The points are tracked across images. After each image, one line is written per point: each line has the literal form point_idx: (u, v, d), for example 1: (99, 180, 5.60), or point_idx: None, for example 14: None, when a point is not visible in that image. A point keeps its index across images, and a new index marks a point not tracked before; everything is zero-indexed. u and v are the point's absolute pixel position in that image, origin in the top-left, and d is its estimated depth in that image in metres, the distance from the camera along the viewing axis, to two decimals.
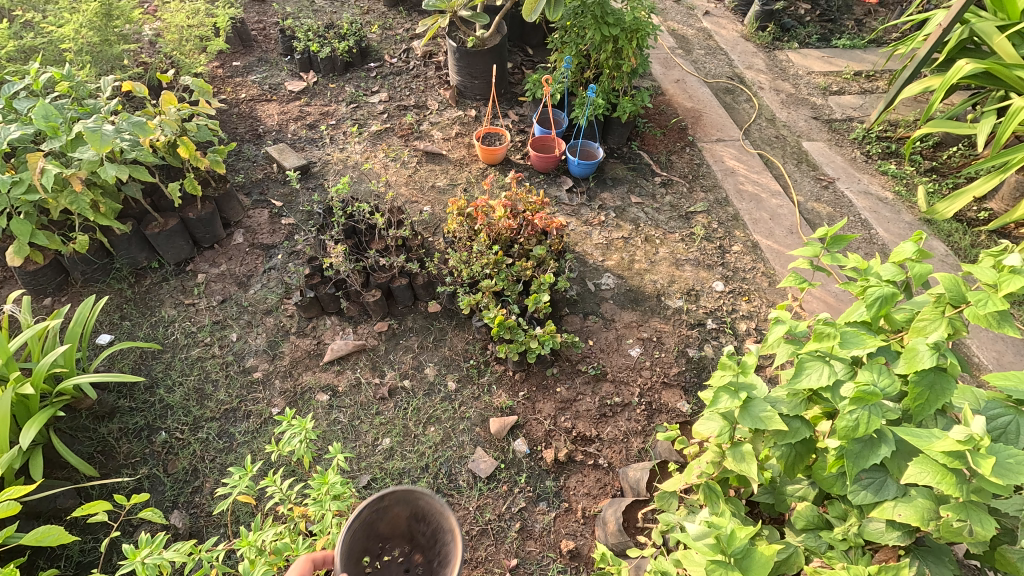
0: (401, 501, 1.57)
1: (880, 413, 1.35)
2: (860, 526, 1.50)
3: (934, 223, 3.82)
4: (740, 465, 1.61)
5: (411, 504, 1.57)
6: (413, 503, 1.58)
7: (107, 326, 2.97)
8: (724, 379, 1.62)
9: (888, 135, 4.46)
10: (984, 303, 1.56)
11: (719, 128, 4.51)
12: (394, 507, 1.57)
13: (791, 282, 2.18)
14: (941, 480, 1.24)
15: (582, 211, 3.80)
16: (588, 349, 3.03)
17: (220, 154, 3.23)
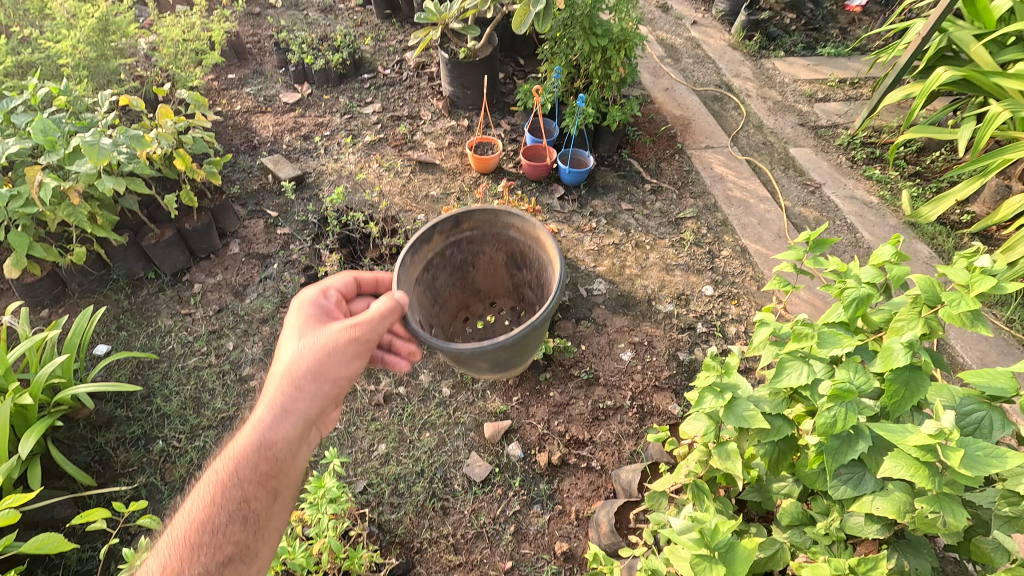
0: (490, 245, 2.38)
1: (856, 410, 1.40)
2: (842, 521, 1.54)
3: (918, 226, 3.90)
4: (725, 463, 1.65)
5: (497, 241, 2.33)
6: (500, 245, 2.35)
7: (104, 336, 3.00)
8: (708, 380, 1.67)
9: (872, 141, 4.55)
10: (958, 303, 1.61)
11: (707, 135, 4.60)
12: (486, 249, 2.40)
13: (775, 285, 2.24)
14: (915, 472, 1.29)
15: (574, 218, 3.86)
16: (581, 354, 3.08)
17: (216, 166, 3.28)
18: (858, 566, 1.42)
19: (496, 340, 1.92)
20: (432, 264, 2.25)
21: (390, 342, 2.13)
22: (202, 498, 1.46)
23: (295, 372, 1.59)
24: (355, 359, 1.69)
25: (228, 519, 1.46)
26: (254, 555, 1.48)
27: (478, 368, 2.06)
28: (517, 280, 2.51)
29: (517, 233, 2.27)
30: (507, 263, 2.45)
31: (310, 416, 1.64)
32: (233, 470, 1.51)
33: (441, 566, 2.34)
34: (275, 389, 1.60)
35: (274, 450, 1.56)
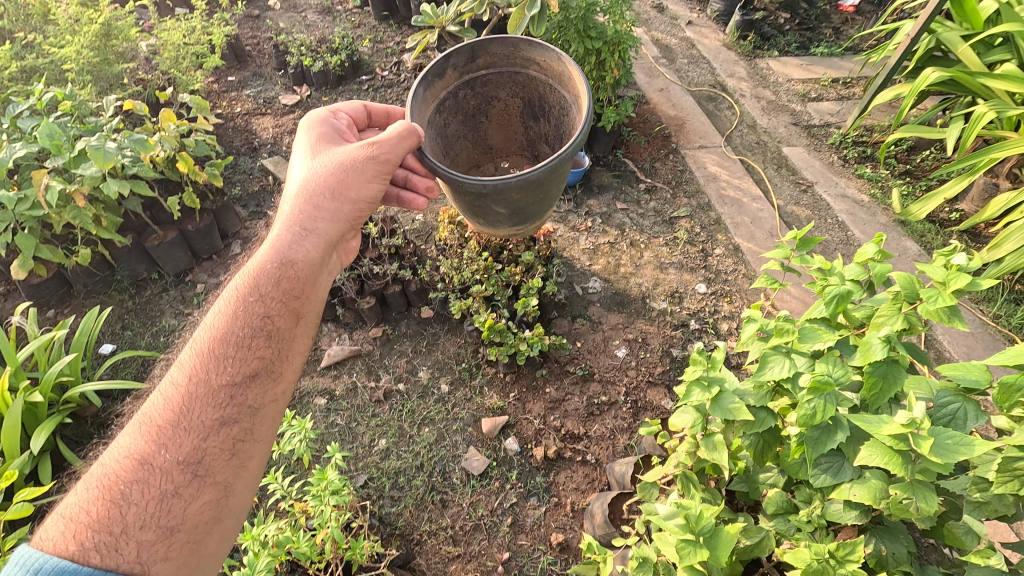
0: (501, 87, 2.56)
1: (834, 401, 1.47)
2: (823, 508, 1.61)
3: (907, 224, 3.97)
4: (712, 454, 1.71)
5: (508, 78, 2.52)
6: (510, 84, 2.54)
7: (109, 336, 3.07)
8: (695, 374, 1.73)
9: (864, 140, 4.62)
10: (936, 299, 1.68)
11: (701, 135, 4.66)
12: (497, 91, 2.58)
13: (763, 282, 2.30)
14: (888, 460, 1.36)
15: (570, 218, 3.93)
16: (577, 351, 3.15)
17: (218, 168, 3.34)
18: (837, 550, 1.49)
19: (522, 173, 2.09)
20: (446, 103, 2.45)
21: (406, 179, 2.32)
22: (229, 304, 1.68)
23: (311, 192, 1.87)
24: (366, 180, 1.94)
25: (255, 322, 1.65)
26: (278, 358, 1.65)
27: (503, 208, 2.25)
28: (530, 126, 2.71)
29: (536, 70, 2.42)
30: (521, 105, 2.64)
31: (326, 236, 1.88)
32: (258, 274, 1.73)
33: (440, 557, 2.41)
34: (293, 208, 1.86)
35: (294, 263, 1.78)
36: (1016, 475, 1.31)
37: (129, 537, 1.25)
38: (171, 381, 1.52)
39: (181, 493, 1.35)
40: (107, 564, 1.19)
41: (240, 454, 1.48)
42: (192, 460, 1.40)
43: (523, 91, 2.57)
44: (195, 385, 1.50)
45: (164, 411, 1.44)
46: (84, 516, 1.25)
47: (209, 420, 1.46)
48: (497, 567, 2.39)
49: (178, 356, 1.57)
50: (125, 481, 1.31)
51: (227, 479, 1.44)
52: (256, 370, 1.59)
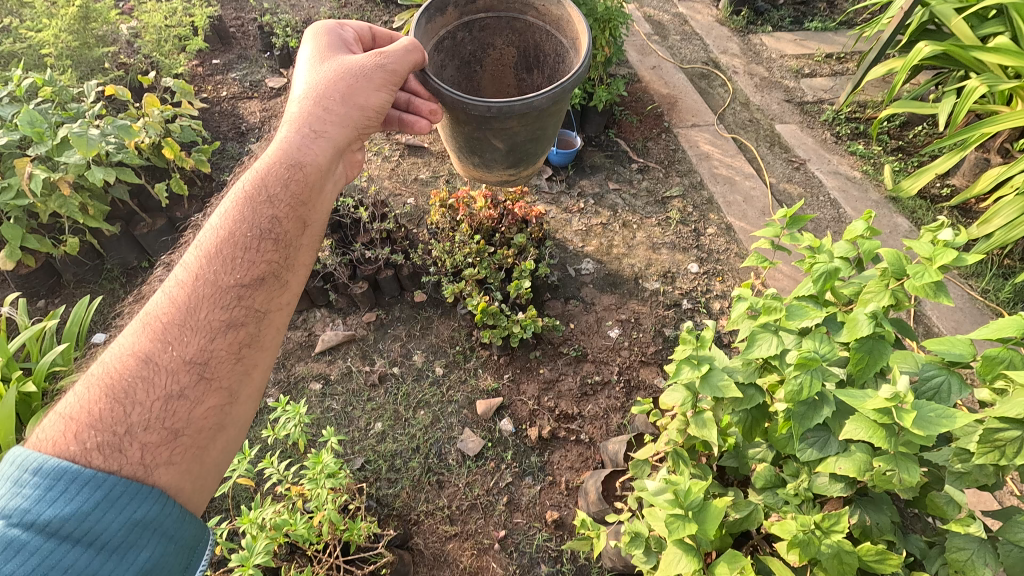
0: (497, 33, 2.40)
1: (820, 377, 1.49)
2: (810, 481, 1.65)
3: (898, 200, 3.98)
4: (702, 431, 1.75)
5: (505, 25, 2.37)
6: (507, 31, 2.39)
7: (102, 325, 3.06)
8: (684, 353, 1.75)
9: (857, 116, 4.60)
10: (922, 275, 1.70)
11: (694, 113, 4.63)
12: (493, 38, 2.42)
13: (754, 261, 2.31)
14: (873, 434, 1.39)
15: (562, 199, 3.91)
16: (570, 332, 3.16)
17: (205, 154, 3.29)
18: (822, 522, 1.54)
19: (525, 99, 1.96)
20: (444, 43, 2.28)
21: (408, 101, 2.10)
22: (235, 207, 1.63)
23: (320, 98, 1.81)
24: (375, 87, 1.89)
25: (262, 227, 1.60)
26: (284, 266, 1.61)
27: (501, 140, 2.13)
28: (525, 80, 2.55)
29: (537, 16, 2.29)
30: (517, 59, 2.48)
31: (334, 143, 1.83)
32: (265, 179, 1.68)
33: (437, 536, 2.45)
34: (301, 113, 1.81)
35: (301, 171, 1.74)
36: (995, 446, 1.34)
37: (133, 436, 1.21)
38: (176, 281, 1.47)
39: (186, 395, 1.31)
40: (109, 465, 1.16)
41: (245, 360, 1.43)
42: (198, 361, 1.36)
43: (520, 43, 2.43)
44: (200, 289, 1.45)
45: (167, 313, 1.39)
46: (86, 415, 1.21)
47: (215, 321, 1.42)
48: (494, 545, 2.44)
49: (181, 258, 1.52)
50: (129, 379, 1.28)
51: (232, 385, 1.39)
52: (262, 275, 1.54)
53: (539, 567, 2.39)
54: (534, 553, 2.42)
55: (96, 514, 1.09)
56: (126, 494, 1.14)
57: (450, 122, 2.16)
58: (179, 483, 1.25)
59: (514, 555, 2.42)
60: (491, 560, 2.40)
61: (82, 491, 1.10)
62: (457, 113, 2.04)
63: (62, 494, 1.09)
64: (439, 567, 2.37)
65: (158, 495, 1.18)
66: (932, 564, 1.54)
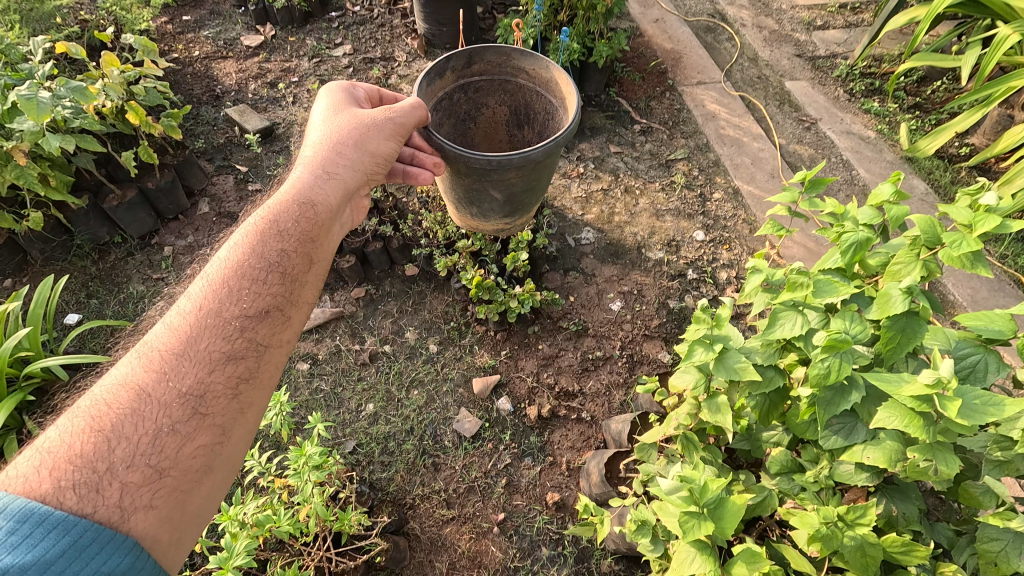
0: (492, 93, 2.47)
1: (850, 359, 1.34)
2: (832, 469, 1.53)
3: (915, 161, 3.77)
4: (715, 416, 1.62)
5: (500, 86, 2.43)
6: (501, 92, 2.46)
7: (74, 305, 2.87)
8: (698, 332, 1.61)
9: (872, 71, 4.34)
10: (959, 244, 1.52)
11: (699, 70, 4.35)
12: (487, 98, 2.48)
13: (769, 230, 2.13)
14: (909, 423, 1.25)
15: (560, 163, 3.69)
16: (570, 306, 3.01)
17: (175, 119, 3.04)
18: (847, 514, 1.42)
19: (523, 152, 2.01)
20: (442, 103, 2.33)
21: (413, 154, 2.08)
22: (246, 240, 1.54)
23: (336, 141, 1.79)
24: (388, 133, 1.89)
25: (270, 260, 1.52)
26: (288, 300, 1.51)
27: (500, 193, 2.20)
28: (517, 133, 2.62)
29: (528, 78, 2.36)
30: (509, 114, 2.55)
31: (347, 181, 1.80)
32: (278, 218, 1.61)
33: (434, 520, 2.36)
34: (316, 156, 1.78)
35: (313, 209, 1.68)
36: None
37: (115, 474, 1.08)
38: (178, 311, 1.37)
39: (177, 431, 1.18)
40: (82, 507, 1.02)
41: (243, 398, 1.31)
42: (194, 397, 1.24)
43: (510, 101, 2.49)
44: (204, 322, 1.35)
45: (166, 344, 1.28)
46: (66, 452, 1.07)
47: (215, 353, 1.32)
48: (493, 528, 2.35)
49: (187, 290, 1.42)
50: (119, 412, 1.15)
51: (227, 424, 1.27)
52: (269, 308, 1.45)
53: (539, 550, 2.31)
54: (534, 536, 2.34)
55: (61, 565, 0.92)
56: (98, 542, 0.98)
57: (451, 176, 2.20)
58: (156, 533, 1.09)
59: (514, 538, 2.34)
60: (489, 544, 2.32)
61: (48, 536, 0.94)
62: (459, 167, 2.07)
63: (25, 539, 0.92)
64: (436, 552, 2.29)
65: (131, 546, 1.02)
66: (960, 554, 1.44)
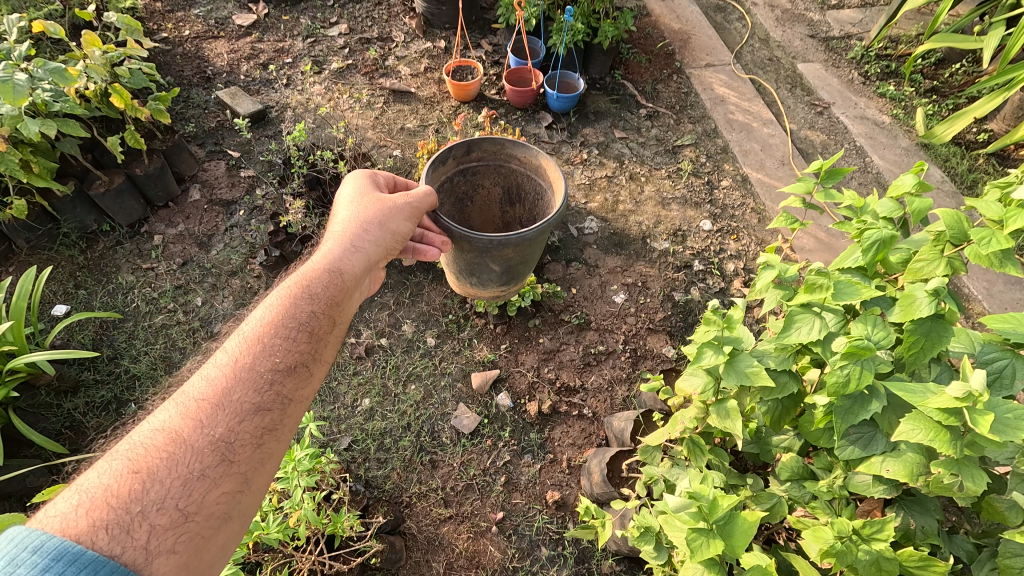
0: (488, 175, 2.35)
1: (872, 367, 1.25)
2: (846, 479, 1.45)
3: (931, 148, 3.63)
4: (724, 422, 1.54)
5: (496, 170, 2.32)
6: (498, 177, 2.35)
7: (61, 296, 2.78)
8: (708, 335, 1.52)
9: (888, 53, 4.17)
10: (988, 242, 1.41)
11: (708, 51, 4.19)
12: (483, 180, 2.36)
13: (781, 223, 2.01)
14: (935, 437, 1.16)
15: (563, 149, 3.56)
16: (572, 298, 2.92)
17: (163, 102, 2.91)
18: (863, 528, 1.34)
19: (523, 232, 1.96)
20: (441, 187, 2.18)
21: (422, 233, 2.00)
22: (280, 296, 1.48)
23: (363, 217, 1.69)
24: (412, 216, 1.81)
25: (302, 315, 1.45)
26: (317, 360, 1.43)
27: (499, 267, 2.12)
28: (508, 213, 2.49)
29: (520, 164, 2.26)
30: (501, 194, 2.42)
31: (374, 255, 1.70)
32: (310, 282, 1.52)
33: (431, 519, 2.31)
34: (349, 223, 1.69)
35: (341, 275, 1.58)
36: None
37: (146, 515, 1.00)
38: (214, 363, 1.31)
39: (206, 477, 1.11)
40: (112, 546, 0.93)
41: (268, 451, 1.24)
42: (224, 447, 1.16)
43: (501, 183, 2.37)
44: (240, 373, 1.28)
45: (203, 394, 1.22)
46: (104, 494, 1.00)
47: (249, 403, 1.25)
48: (491, 527, 2.30)
49: (223, 344, 1.36)
50: (157, 456, 1.08)
51: (252, 472, 1.19)
52: (300, 364, 1.39)
53: (539, 550, 2.26)
54: (534, 536, 2.28)
55: None
56: None
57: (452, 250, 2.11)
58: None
59: (513, 538, 2.28)
60: (487, 544, 2.27)
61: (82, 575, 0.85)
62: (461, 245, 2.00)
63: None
64: (434, 552, 2.24)
65: None
66: (979, 569, 1.34)
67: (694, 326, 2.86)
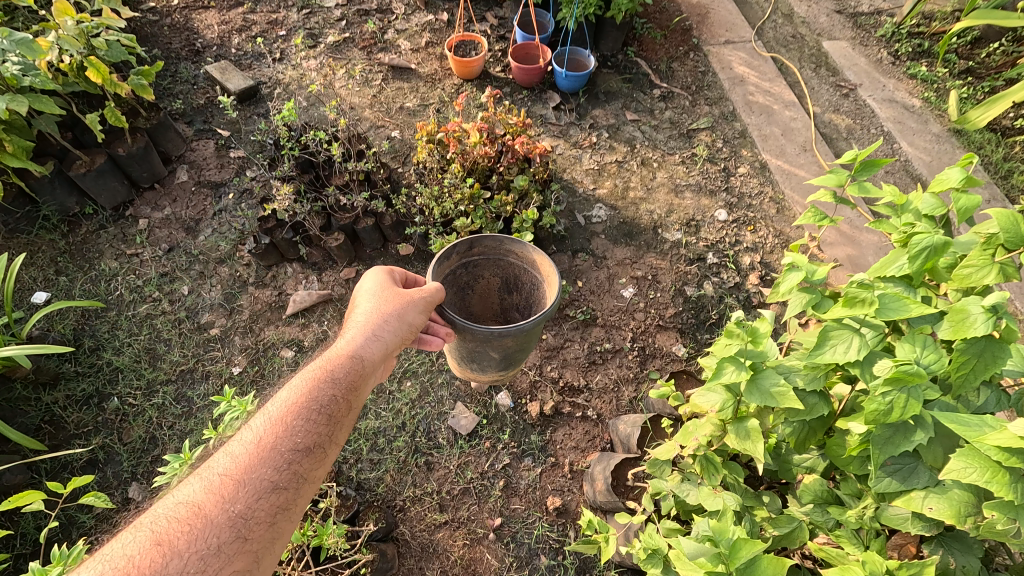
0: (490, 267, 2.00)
1: (921, 396, 1.10)
2: (878, 510, 1.31)
3: (964, 134, 3.40)
4: (744, 443, 1.40)
5: (498, 264, 1.98)
6: (500, 269, 2.01)
7: (42, 283, 2.65)
8: (729, 348, 1.36)
9: (921, 30, 3.90)
10: None
11: (728, 27, 3.94)
12: (484, 272, 2.01)
13: (809, 219, 1.84)
14: (992, 478, 1.01)
15: (571, 131, 3.36)
16: (578, 292, 2.76)
17: (145, 77, 2.73)
18: (898, 568, 1.18)
19: (524, 322, 1.69)
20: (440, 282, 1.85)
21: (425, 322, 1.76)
22: (307, 372, 1.41)
23: (388, 304, 1.55)
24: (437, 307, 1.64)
25: (326, 392, 1.37)
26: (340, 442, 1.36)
27: (507, 349, 1.82)
28: (504, 308, 2.13)
29: (519, 260, 1.92)
30: (496, 289, 2.07)
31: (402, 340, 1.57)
32: (334, 362, 1.44)
33: (425, 524, 2.20)
34: (377, 302, 1.55)
35: (365, 356, 1.48)
36: None
37: None
38: (243, 435, 1.28)
39: (221, 557, 1.07)
40: None
41: (284, 531, 1.18)
42: (240, 527, 1.12)
43: (494, 276, 2.02)
44: (264, 450, 1.23)
45: (228, 469, 1.19)
46: (125, 566, 1.00)
47: (270, 482, 1.20)
48: (488, 534, 2.19)
49: (250, 420, 1.32)
50: (177, 534, 1.06)
51: (266, 554, 1.14)
52: (325, 444, 1.32)
53: (538, 559, 2.15)
54: (533, 544, 2.17)
55: None
56: None
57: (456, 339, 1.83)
58: None
59: (511, 546, 2.17)
60: (484, 551, 2.16)
61: None
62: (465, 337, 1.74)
63: None
64: (428, 559, 2.13)
65: None
66: None
67: (707, 323, 2.70)
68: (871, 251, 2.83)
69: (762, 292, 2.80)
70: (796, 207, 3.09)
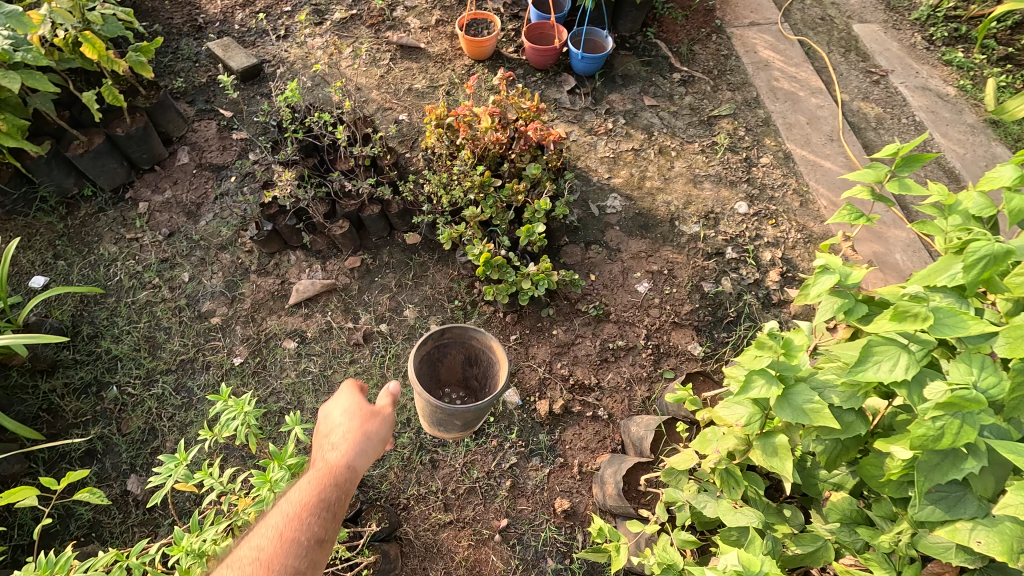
0: (456, 344, 1.91)
1: (977, 422, 1.00)
2: (915, 536, 1.21)
3: (1000, 125, 3.22)
4: (771, 460, 1.31)
5: (462, 344, 1.90)
6: (465, 348, 1.92)
7: (40, 267, 2.59)
8: (759, 361, 1.27)
9: (958, 14, 3.69)
10: None
11: (753, 8, 3.75)
12: (450, 349, 1.93)
13: (843, 217, 1.71)
14: None
15: (586, 117, 3.22)
16: (590, 286, 2.66)
17: (143, 53, 2.63)
18: None
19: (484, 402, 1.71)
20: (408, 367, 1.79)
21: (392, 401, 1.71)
22: (306, 479, 1.35)
23: (370, 417, 1.50)
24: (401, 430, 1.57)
25: (332, 492, 1.34)
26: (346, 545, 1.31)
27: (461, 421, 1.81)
28: (467, 378, 2.06)
29: (481, 344, 1.85)
30: (461, 364, 1.99)
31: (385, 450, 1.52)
32: (325, 476, 1.36)
33: (429, 524, 2.14)
34: (353, 417, 1.50)
35: (356, 468, 1.41)
36: None
37: None
38: (260, 537, 1.22)
39: None
40: None
41: None
42: None
43: (458, 354, 1.95)
44: (286, 542, 1.21)
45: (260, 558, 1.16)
46: None
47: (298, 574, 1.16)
48: (494, 536, 2.12)
49: (259, 524, 1.26)
50: None
51: None
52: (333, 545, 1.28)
53: (544, 562, 2.08)
54: (540, 547, 2.11)
55: None
56: None
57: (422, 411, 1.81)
58: None
59: (517, 548, 2.11)
60: (489, 553, 2.10)
61: None
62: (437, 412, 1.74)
63: None
64: (431, 559, 2.08)
65: None
66: None
67: (724, 321, 2.59)
68: (900, 249, 2.68)
69: (783, 289, 2.68)
70: (821, 200, 2.95)
